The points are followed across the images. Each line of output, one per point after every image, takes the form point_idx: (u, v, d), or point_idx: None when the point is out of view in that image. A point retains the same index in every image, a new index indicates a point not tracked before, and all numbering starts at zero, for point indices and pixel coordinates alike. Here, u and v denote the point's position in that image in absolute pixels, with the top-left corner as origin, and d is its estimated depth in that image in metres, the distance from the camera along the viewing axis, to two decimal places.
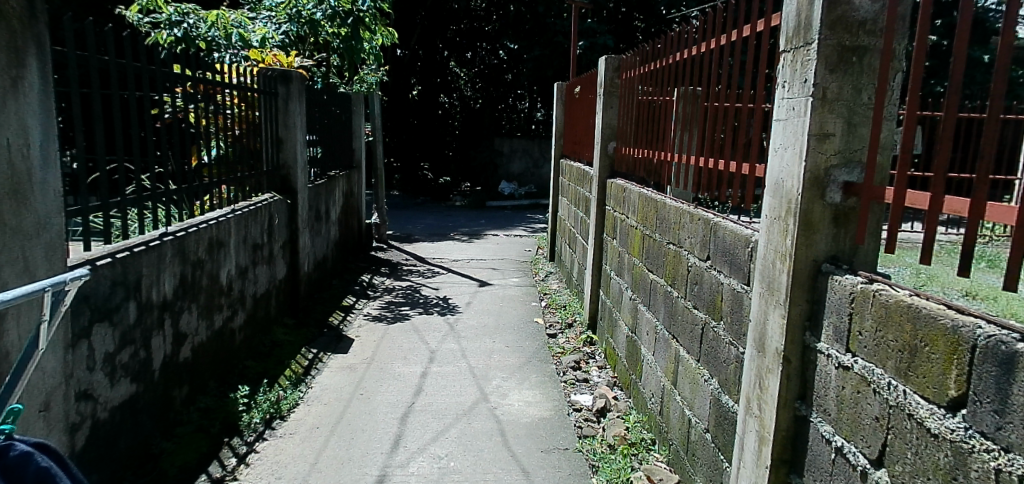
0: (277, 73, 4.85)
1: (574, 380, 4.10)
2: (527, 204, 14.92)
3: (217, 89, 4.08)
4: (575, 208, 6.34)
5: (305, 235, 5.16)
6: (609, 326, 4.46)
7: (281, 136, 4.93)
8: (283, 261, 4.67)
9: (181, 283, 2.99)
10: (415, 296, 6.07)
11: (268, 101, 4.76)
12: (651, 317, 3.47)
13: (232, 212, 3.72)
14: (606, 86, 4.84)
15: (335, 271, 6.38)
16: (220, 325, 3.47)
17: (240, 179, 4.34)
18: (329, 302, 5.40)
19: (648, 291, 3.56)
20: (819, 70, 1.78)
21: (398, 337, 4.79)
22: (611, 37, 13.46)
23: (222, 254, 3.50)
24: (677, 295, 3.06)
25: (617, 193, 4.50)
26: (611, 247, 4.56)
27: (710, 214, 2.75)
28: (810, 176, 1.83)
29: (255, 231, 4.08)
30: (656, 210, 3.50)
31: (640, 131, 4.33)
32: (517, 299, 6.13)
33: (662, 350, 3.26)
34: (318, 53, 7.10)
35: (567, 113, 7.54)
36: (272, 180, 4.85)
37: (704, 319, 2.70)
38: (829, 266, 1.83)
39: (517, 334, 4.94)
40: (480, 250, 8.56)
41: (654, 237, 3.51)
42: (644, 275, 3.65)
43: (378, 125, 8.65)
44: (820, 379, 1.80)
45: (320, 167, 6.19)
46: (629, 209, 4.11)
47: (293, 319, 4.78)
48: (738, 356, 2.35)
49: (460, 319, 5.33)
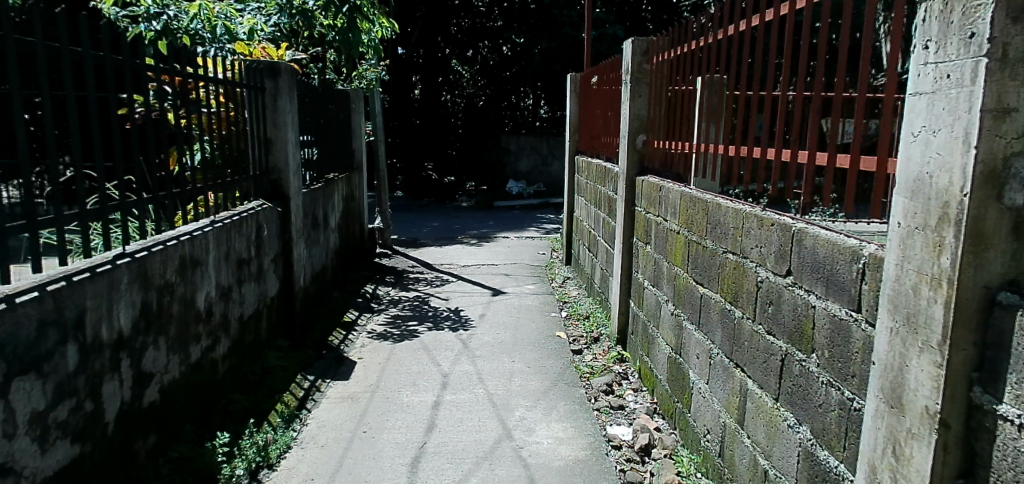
0: (264, 65, 4.30)
1: (607, 407, 3.56)
2: (536, 203, 14.38)
3: (195, 84, 3.57)
4: (596, 208, 5.81)
5: (299, 245, 4.63)
6: (644, 342, 3.94)
7: (272, 136, 4.41)
8: (276, 275, 4.18)
9: (144, 313, 2.47)
10: (423, 307, 5.56)
11: (254, 97, 4.22)
12: (702, 338, 2.95)
13: (211, 224, 3.20)
14: (633, 72, 4.29)
15: (335, 282, 5.86)
16: (196, 358, 2.95)
17: (225, 184, 3.82)
18: (329, 319, 4.88)
19: (697, 308, 3.05)
20: (998, 20, 1.24)
21: (405, 358, 4.28)
22: (621, 27, 12.94)
23: (199, 274, 2.98)
24: (742, 315, 2.53)
25: (650, 191, 3.97)
26: (645, 254, 4.04)
27: (788, 218, 2.22)
28: (982, 170, 1.28)
29: (240, 244, 3.55)
30: (704, 212, 2.98)
31: (676, 122, 3.80)
32: (534, 309, 5.60)
33: (720, 379, 2.74)
34: (313, 47, 6.69)
35: (582, 105, 7.03)
36: (262, 185, 4.34)
37: (786, 349, 2.17)
38: (1010, 296, 1.27)
39: (537, 352, 4.42)
40: (490, 254, 8.03)
41: (704, 244, 2.99)
42: (691, 288, 3.13)
43: (379, 124, 8.14)
44: (1003, 458, 1.26)
45: (318, 169, 5.70)
46: (667, 210, 3.59)
47: (287, 340, 4.27)
48: (844, 401, 1.83)
49: (474, 335, 4.81)
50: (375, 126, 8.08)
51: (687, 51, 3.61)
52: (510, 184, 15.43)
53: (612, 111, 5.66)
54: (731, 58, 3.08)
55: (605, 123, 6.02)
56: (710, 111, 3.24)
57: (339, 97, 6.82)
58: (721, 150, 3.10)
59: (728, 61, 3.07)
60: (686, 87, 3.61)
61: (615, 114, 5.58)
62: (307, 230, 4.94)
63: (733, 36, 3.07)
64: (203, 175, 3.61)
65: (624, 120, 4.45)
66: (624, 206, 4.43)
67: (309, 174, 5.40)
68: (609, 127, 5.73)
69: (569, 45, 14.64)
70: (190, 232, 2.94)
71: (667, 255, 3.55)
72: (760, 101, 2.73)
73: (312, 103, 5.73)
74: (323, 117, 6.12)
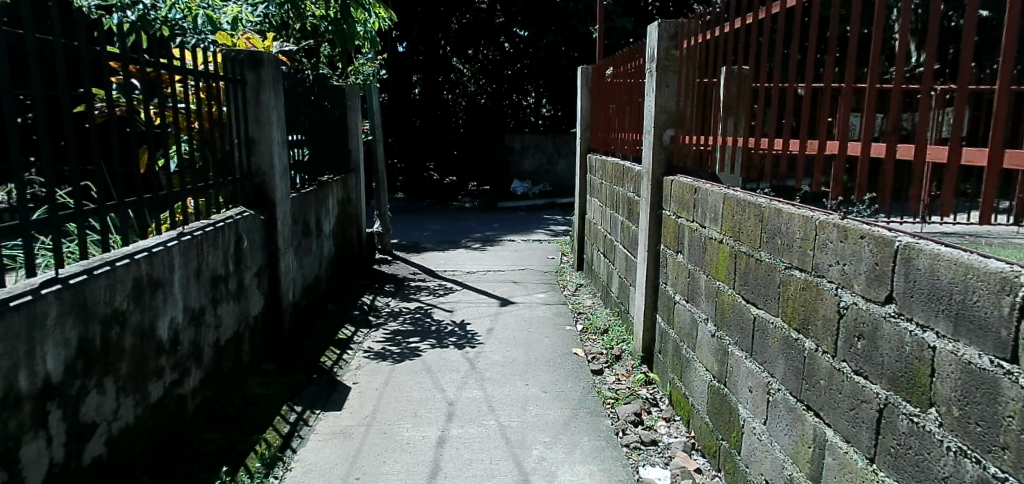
0: (245, 54, 3.75)
1: (638, 442, 3.10)
2: (542, 203, 13.89)
3: (164, 77, 3.11)
4: (612, 211, 5.33)
5: (289, 255, 4.16)
6: (677, 365, 3.49)
7: (254, 136, 3.88)
8: (261, 292, 3.73)
9: (83, 351, 2.00)
10: (426, 321, 5.11)
11: (235, 91, 3.69)
12: (758, 368, 2.49)
13: (177, 238, 2.71)
14: (660, 60, 3.80)
15: (330, 293, 5.40)
16: (158, 396, 2.48)
17: (203, 189, 3.32)
18: (322, 337, 4.43)
19: (748, 333, 2.59)
20: None
21: (407, 382, 3.82)
22: (629, 20, 12.40)
23: (160, 296, 2.50)
24: (818, 346, 2.07)
25: (681, 191, 3.52)
26: (675, 264, 3.59)
27: (888, 230, 1.75)
28: None
29: (214, 259, 3.07)
30: (756, 218, 2.52)
31: (717, 116, 3.29)
32: (546, 322, 5.13)
33: (784, 423, 2.28)
34: (306, 40, 6.19)
35: (595, 99, 6.55)
36: (244, 191, 3.82)
37: (887, 397, 1.71)
38: None
39: (553, 374, 3.95)
40: (496, 260, 7.56)
41: (757, 257, 2.53)
42: (740, 309, 2.68)
43: (378, 122, 7.66)
44: None
45: (309, 171, 5.24)
46: (706, 216, 3.11)
47: (274, 364, 3.82)
48: (988, 481, 1.37)
49: (482, 353, 4.35)
50: (373, 125, 7.61)
51: (733, 33, 3.10)
52: (515, 184, 14.94)
53: (633, 103, 5.20)
54: (798, 41, 2.57)
55: (622, 117, 5.57)
56: (780, 102, 2.73)
57: (334, 93, 6.34)
58: (792, 148, 2.61)
59: (798, 43, 2.57)
60: (733, 76, 3.11)
61: (636, 106, 5.12)
62: (297, 239, 4.47)
63: (809, 15, 2.59)
64: (179, 180, 3.13)
65: (648, 113, 3.97)
66: (649, 209, 3.96)
67: (299, 176, 4.92)
68: (629, 122, 5.27)
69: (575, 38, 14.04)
70: (148, 249, 2.45)
71: (705, 268, 3.09)
72: (850, 86, 2.22)
73: (302, 100, 5.25)
74: (314, 114, 5.62)
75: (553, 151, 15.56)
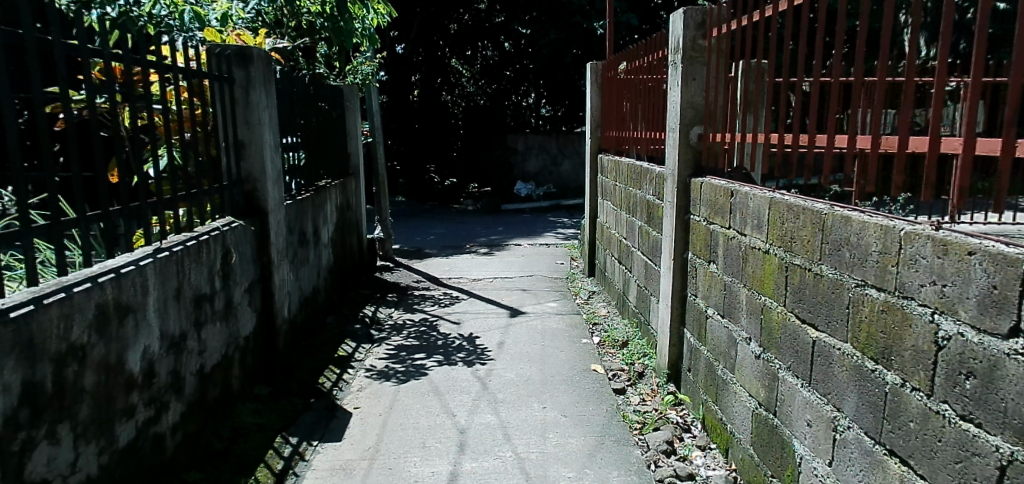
0: (232, 50, 3.36)
1: (674, 476, 2.77)
2: (547, 205, 13.52)
3: (147, 75, 2.80)
4: (629, 214, 4.99)
5: (284, 268, 3.84)
6: (711, 386, 3.17)
7: (243, 138, 3.47)
8: (254, 309, 3.40)
9: (30, 396, 1.67)
10: (431, 335, 4.78)
11: (224, 91, 3.32)
12: (821, 400, 2.18)
13: (154, 256, 2.37)
14: (686, 51, 3.47)
15: (329, 305, 5.08)
16: (129, 438, 2.15)
17: (190, 197, 2.97)
18: (321, 356, 4.10)
19: (806, 358, 2.27)
20: None
21: (413, 406, 3.48)
22: (635, 16, 12.01)
23: (131, 324, 2.16)
24: (905, 381, 1.75)
25: (711, 193, 3.20)
26: (707, 274, 3.27)
27: (1012, 248, 1.42)
28: None
29: (199, 277, 2.73)
30: (815, 226, 2.21)
31: (757, 111, 2.94)
32: (560, 334, 4.80)
33: (858, 467, 1.97)
34: (301, 38, 5.86)
35: (606, 96, 6.21)
36: (232, 198, 3.41)
37: (1013, 454, 1.38)
38: None
39: (573, 395, 3.62)
40: (503, 266, 7.23)
41: (818, 272, 2.20)
42: (795, 332, 2.35)
43: (378, 124, 7.34)
44: None
45: (305, 176, 4.91)
46: (746, 222, 2.78)
47: (269, 387, 3.49)
48: None
49: (493, 371, 4.02)
50: (372, 127, 7.29)
51: (778, 16, 2.73)
52: (519, 187, 14.57)
53: (653, 99, 4.90)
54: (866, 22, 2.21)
55: (640, 115, 5.26)
56: (850, 94, 2.34)
57: (331, 93, 6.02)
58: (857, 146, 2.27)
59: (866, 24, 2.22)
60: (785, 66, 2.75)
61: (657, 102, 4.81)
62: (293, 249, 4.14)
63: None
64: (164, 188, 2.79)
65: (673, 110, 3.64)
66: (675, 214, 3.62)
67: (294, 181, 4.58)
68: (650, 119, 4.96)
69: (578, 36, 13.50)
70: (116, 271, 2.11)
71: (746, 280, 2.77)
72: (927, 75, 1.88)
73: (296, 99, 4.91)
74: (308, 115, 5.28)
75: (557, 152, 15.17)
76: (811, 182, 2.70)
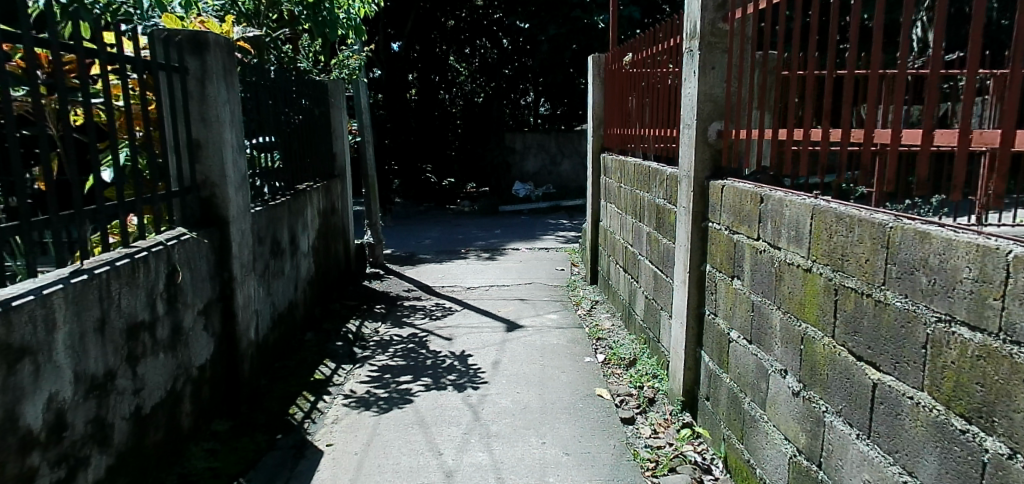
0: (183, 34, 2.90)
1: None
2: (547, 207, 13.05)
3: (85, 65, 2.39)
4: (636, 219, 4.57)
5: (251, 284, 3.42)
6: (736, 421, 2.75)
7: (198, 137, 3.00)
8: (212, 334, 2.97)
9: None
10: (420, 352, 4.36)
11: (175, 82, 2.87)
12: (885, 457, 1.77)
13: (68, 282, 1.93)
14: (705, 37, 3.04)
15: (309, 320, 4.65)
16: None
17: (137, 206, 2.54)
18: (294, 381, 3.67)
19: (864, 404, 1.86)
20: None
21: (393, 443, 3.05)
22: (637, 9, 11.54)
23: (28, 370, 1.73)
24: (1015, 453, 1.33)
25: (734, 199, 2.79)
26: (729, 291, 2.85)
27: None
28: None
29: (137, 301, 2.30)
30: (878, 243, 1.80)
31: (794, 100, 2.49)
32: (561, 351, 4.36)
33: None
34: (280, 29, 5.42)
35: (612, 90, 5.77)
36: (185, 206, 2.96)
37: None
38: None
39: (576, 429, 3.19)
40: (500, 273, 6.80)
41: (882, 298, 1.78)
42: (848, 371, 1.94)
43: (366, 122, 6.90)
44: None
45: (282, 179, 4.48)
46: (782, 233, 2.36)
47: (229, 421, 3.07)
48: None
49: (487, 397, 3.59)
50: (360, 126, 6.85)
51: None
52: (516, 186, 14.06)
53: (663, 93, 4.47)
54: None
55: (647, 110, 4.83)
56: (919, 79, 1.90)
57: (313, 89, 5.60)
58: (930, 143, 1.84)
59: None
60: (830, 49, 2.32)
61: (668, 96, 4.38)
62: (263, 261, 3.71)
63: None
64: (98, 196, 2.36)
65: (689, 103, 3.21)
66: (691, 220, 3.20)
67: (266, 185, 4.13)
68: (660, 115, 4.54)
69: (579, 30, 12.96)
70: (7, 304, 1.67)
71: (780, 302, 2.36)
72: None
73: (270, 94, 4.47)
74: (283, 112, 4.82)
75: (557, 151, 14.54)
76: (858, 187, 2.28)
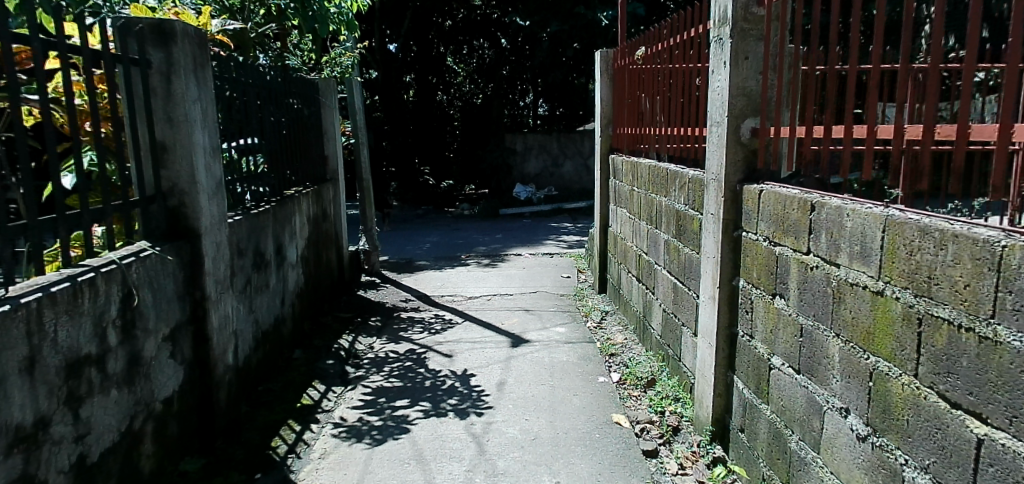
0: (146, 23, 2.53)
1: None
2: (548, 210, 12.68)
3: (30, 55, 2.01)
4: (651, 226, 4.21)
5: (229, 301, 3.06)
6: (782, 461, 2.39)
7: (166, 139, 2.64)
8: (181, 361, 2.61)
9: None
10: (418, 372, 4.00)
11: (138, 77, 2.50)
12: None
13: None
14: (738, 24, 2.68)
15: (297, 337, 4.29)
16: None
17: (93, 217, 2.18)
18: (279, 408, 3.31)
19: (964, 462, 1.51)
20: None
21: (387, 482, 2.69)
22: (640, 5, 11.11)
23: None
24: None
25: (775, 206, 2.44)
26: (770, 311, 2.50)
27: None
28: None
29: (80, 331, 1.94)
30: (984, 266, 1.44)
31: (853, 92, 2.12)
32: (571, 370, 4.00)
33: None
34: (265, 23, 5.05)
35: (621, 88, 5.41)
36: (150, 217, 2.59)
37: None
38: None
39: (594, 466, 2.84)
40: (502, 281, 6.44)
41: (990, 334, 1.42)
42: (939, 419, 1.59)
43: (361, 122, 6.53)
44: None
45: (267, 184, 4.12)
46: (843, 248, 2.01)
47: (202, 458, 2.71)
48: None
49: (491, 426, 3.23)
50: (354, 127, 6.49)
51: None
52: (517, 188, 13.57)
53: (683, 90, 4.10)
54: None
55: (663, 108, 4.46)
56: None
57: (302, 88, 5.24)
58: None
59: None
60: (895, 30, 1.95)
61: (689, 93, 4.01)
62: (244, 275, 3.36)
63: None
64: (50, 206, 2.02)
65: (718, 98, 2.84)
66: (721, 230, 2.85)
67: (248, 191, 3.77)
68: (679, 113, 4.16)
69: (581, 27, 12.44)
70: None
71: (841, 328, 2.02)
72: None
73: (252, 93, 4.11)
74: (267, 112, 4.45)
75: (558, 152, 14.00)
76: (931, 194, 1.93)
